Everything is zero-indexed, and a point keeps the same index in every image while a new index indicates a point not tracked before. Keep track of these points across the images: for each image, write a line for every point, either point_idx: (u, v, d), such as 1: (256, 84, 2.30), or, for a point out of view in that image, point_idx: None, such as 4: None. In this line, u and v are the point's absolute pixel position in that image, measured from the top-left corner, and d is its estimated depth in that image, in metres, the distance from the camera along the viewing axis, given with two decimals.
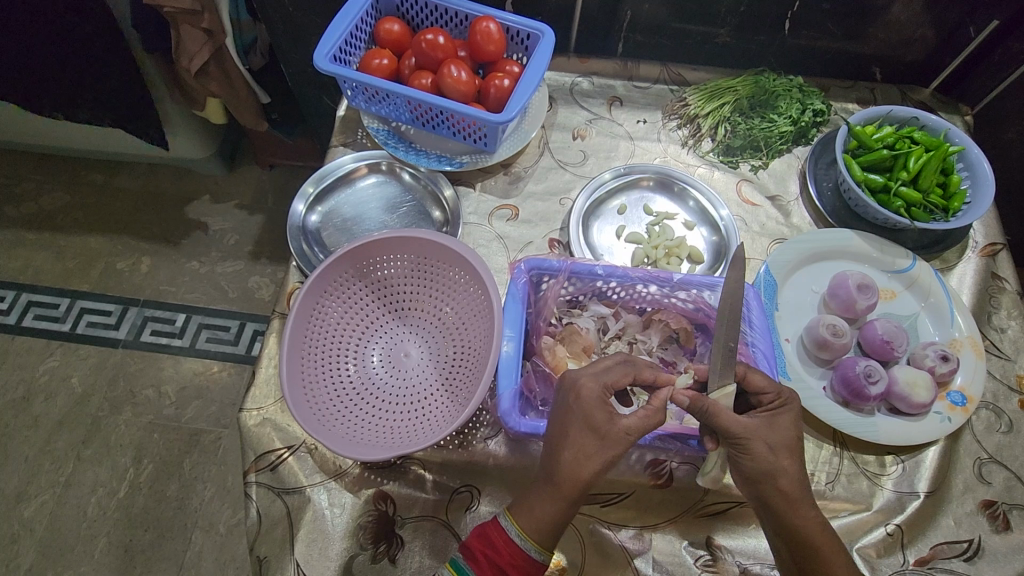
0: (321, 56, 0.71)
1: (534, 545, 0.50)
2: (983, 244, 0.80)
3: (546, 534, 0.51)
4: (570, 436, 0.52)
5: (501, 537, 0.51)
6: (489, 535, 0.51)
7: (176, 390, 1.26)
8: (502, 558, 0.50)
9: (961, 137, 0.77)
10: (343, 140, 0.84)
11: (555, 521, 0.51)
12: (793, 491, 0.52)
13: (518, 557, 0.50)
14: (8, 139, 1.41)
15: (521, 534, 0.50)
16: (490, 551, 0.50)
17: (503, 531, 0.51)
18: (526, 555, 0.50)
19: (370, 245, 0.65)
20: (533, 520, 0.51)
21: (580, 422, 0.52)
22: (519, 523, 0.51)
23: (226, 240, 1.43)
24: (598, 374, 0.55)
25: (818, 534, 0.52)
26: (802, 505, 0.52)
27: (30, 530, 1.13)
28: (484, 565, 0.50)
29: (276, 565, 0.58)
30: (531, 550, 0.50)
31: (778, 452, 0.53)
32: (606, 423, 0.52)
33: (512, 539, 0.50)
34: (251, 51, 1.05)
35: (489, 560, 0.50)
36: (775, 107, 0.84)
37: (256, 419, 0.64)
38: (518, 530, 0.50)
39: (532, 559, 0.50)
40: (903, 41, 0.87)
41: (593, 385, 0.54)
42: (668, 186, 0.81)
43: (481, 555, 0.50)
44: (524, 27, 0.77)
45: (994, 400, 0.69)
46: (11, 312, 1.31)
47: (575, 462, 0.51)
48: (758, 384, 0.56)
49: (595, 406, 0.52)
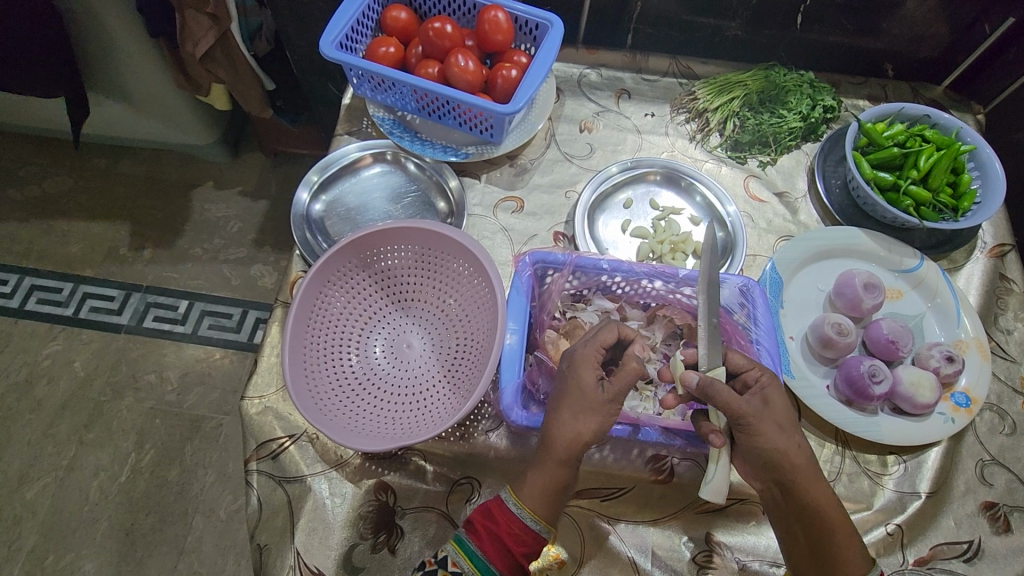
0: (327, 43, 0.71)
1: (529, 512, 0.51)
2: (991, 244, 0.79)
3: (545, 499, 0.52)
4: (562, 401, 0.54)
5: (500, 509, 0.51)
6: (489, 509, 0.52)
7: (178, 376, 1.26)
8: (500, 527, 0.51)
9: (973, 135, 0.76)
10: (348, 128, 0.83)
11: (550, 487, 0.52)
12: (803, 467, 0.53)
13: (514, 524, 0.51)
14: (11, 121, 1.41)
15: (517, 504, 0.51)
16: (490, 523, 0.51)
17: (501, 502, 0.52)
18: (523, 524, 0.51)
19: (374, 235, 0.65)
20: (530, 490, 0.52)
21: (573, 387, 0.54)
22: (516, 493, 0.52)
23: (229, 227, 1.43)
24: (589, 339, 0.57)
25: (830, 509, 0.53)
26: (815, 482, 0.53)
27: (32, 512, 1.14)
28: (484, 536, 0.50)
29: (277, 553, 0.58)
30: (527, 518, 0.51)
31: (787, 430, 0.53)
32: (592, 386, 0.53)
33: (509, 510, 0.51)
34: (256, 38, 1.02)
35: (488, 532, 0.50)
36: (785, 103, 0.83)
37: (258, 407, 0.64)
38: (514, 499, 0.51)
39: (527, 525, 0.51)
40: (917, 36, 0.86)
41: (588, 349, 0.56)
42: (675, 180, 0.80)
43: (480, 528, 0.51)
44: (532, 17, 0.76)
45: (998, 402, 0.69)
46: (14, 295, 1.31)
47: (571, 430, 0.52)
48: (740, 362, 0.56)
49: (586, 368, 0.54)
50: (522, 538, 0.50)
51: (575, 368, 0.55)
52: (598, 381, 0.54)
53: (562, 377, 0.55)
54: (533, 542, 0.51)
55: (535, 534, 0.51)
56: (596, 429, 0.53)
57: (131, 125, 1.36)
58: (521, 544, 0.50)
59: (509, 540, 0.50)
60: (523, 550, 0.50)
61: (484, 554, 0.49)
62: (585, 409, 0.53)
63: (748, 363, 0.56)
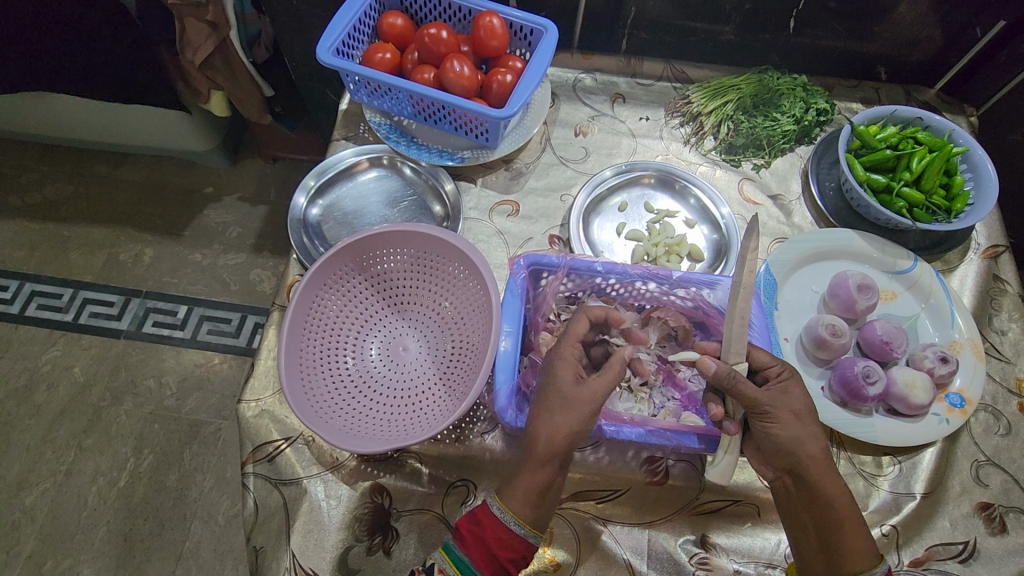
0: (324, 49, 0.71)
1: (514, 517, 0.50)
2: (985, 245, 0.79)
3: (528, 502, 0.51)
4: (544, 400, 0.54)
5: (485, 515, 0.51)
6: (475, 515, 0.52)
7: (177, 381, 1.27)
8: (486, 534, 0.50)
9: (965, 138, 0.77)
10: (344, 134, 0.84)
11: (535, 489, 0.51)
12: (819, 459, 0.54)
13: (500, 529, 0.50)
14: (13, 128, 1.42)
15: (501, 508, 0.51)
16: (477, 530, 0.51)
17: (486, 507, 0.52)
18: (509, 531, 0.50)
19: (371, 239, 0.65)
20: (513, 493, 0.51)
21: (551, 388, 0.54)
22: (501, 497, 0.52)
23: (228, 233, 1.43)
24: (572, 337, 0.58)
25: (841, 503, 0.53)
26: (829, 472, 0.54)
27: (31, 518, 1.14)
28: (471, 544, 0.50)
29: (273, 555, 0.58)
30: (511, 522, 0.50)
31: (805, 419, 0.55)
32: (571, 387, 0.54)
33: (494, 515, 0.51)
34: (255, 44, 1.04)
35: (475, 539, 0.50)
36: (779, 106, 0.83)
37: (254, 410, 0.64)
38: (498, 504, 0.51)
39: (512, 531, 0.50)
40: (908, 40, 0.86)
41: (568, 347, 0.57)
42: (669, 183, 0.81)
43: (467, 535, 0.51)
44: (528, 22, 0.77)
45: (993, 403, 0.69)
46: (14, 301, 1.32)
47: (553, 429, 0.52)
48: (763, 359, 0.57)
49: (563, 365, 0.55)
50: (509, 544, 0.50)
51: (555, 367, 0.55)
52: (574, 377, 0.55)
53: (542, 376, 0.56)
54: (521, 548, 0.51)
55: (522, 539, 0.51)
56: (573, 427, 0.52)
57: (130, 132, 1.37)
58: (507, 549, 0.50)
59: (496, 546, 0.50)
60: (512, 555, 0.50)
61: (471, 561, 0.50)
62: (563, 407, 0.53)
63: (768, 358, 0.57)
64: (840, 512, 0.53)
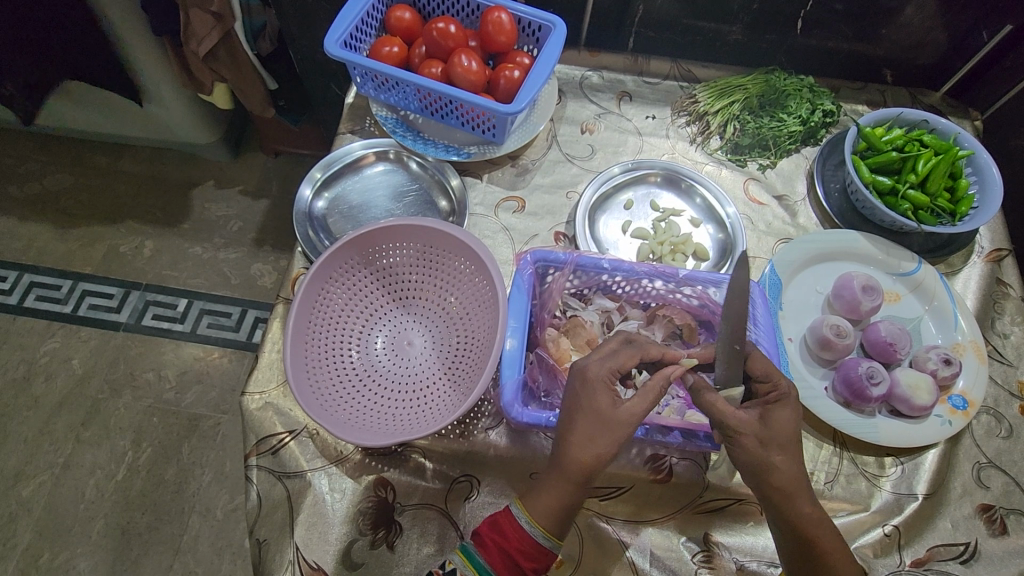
0: (331, 41, 0.71)
1: (542, 530, 0.50)
2: (988, 249, 0.80)
3: (554, 518, 0.51)
4: (576, 422, 0.52)
5: (513, 527, 0.51)
6: (498, 523, 0.51)
7: (177, 374, 1.26)
8: (511, 545, 0.50)
9: (970, 141, 0.77)
10: (350, 127, 0.83)
11: (563, 506, 0.51)
12: (787, 485, 0.50)
13: (526, 542, 0.50)
14: (11, 118, 1.41)
15: (529, 521, 0.50)
16: (500, 540, 0.50)
17: (508, 513, 0.52)
18: (536, 543, 0.50)
19: (377, 232, 0.65)
20: (542, 507, 0.51)
21: (583, 408, 0.52)
22: (527, 509, 0.51)
23: (229, 226, 1.43)
24: (603, 359, 0.55)
25: (819, 529, 0.50)
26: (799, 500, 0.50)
27: (28, 509, 1.13)
28: (494, 553, 0.50)
29: (276, 549, 0.58)
30: (538, 536, 0.50)
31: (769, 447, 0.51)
32: (610, 409, 0.52)
33: (521, 527, 0.50)
34: (260, 37, 1.04)
35: (499, 549, 0.50)
36: (785, 106, 0.83)
37: (258, 403, 0.64)
38: (526, 516, 0.51)
39: (539, 543, 0.50)
40: (915, 43, 0.87)
41: (598, 367, 0.54)
42: (676, 182, 0.81)
43: (490, 542, 0.50)
44: (535, 18, 0.77)
45: (995, 405, 0.69)
46: (13, 292, 1.31)
47: (587, 450, 0.51)
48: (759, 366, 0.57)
49: (600, 388, 0.53)
50: (533, 555, 0.50)
51: (590, 389, 0.53)
52: (611, 401, 0.53)
53: (572, 394, 0.54)
54: (543, 559, 0.51)
55: (546, 551, 0.51)
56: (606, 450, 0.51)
57: (129, 122, 1.35)
58: (532, 560, 0.50)
59: (520, 557, 0.50)
60: (534, 566, 0.51)
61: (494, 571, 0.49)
62: (602, 431, 0.51)
63: None
64: (819, 543, 0.50)
